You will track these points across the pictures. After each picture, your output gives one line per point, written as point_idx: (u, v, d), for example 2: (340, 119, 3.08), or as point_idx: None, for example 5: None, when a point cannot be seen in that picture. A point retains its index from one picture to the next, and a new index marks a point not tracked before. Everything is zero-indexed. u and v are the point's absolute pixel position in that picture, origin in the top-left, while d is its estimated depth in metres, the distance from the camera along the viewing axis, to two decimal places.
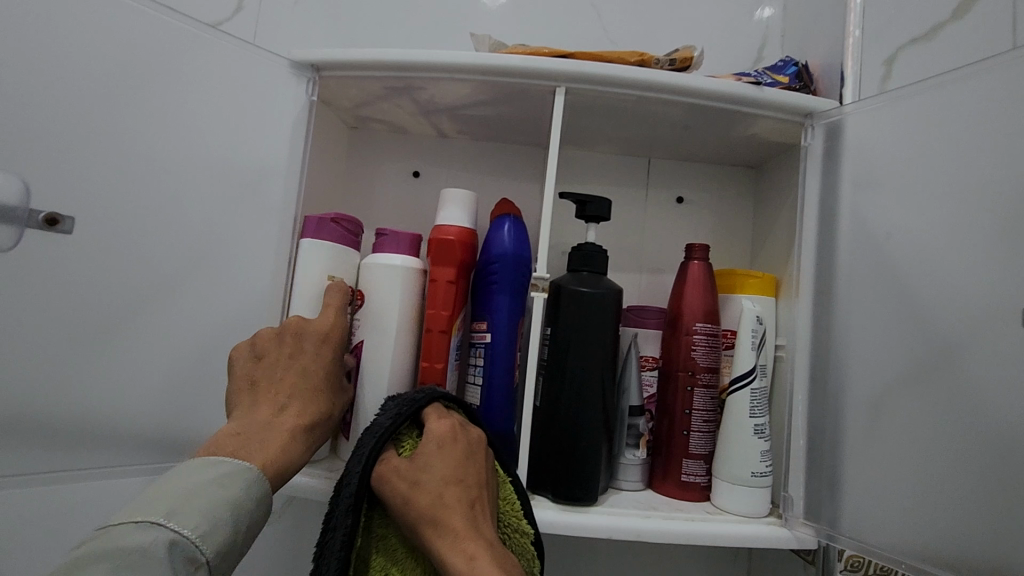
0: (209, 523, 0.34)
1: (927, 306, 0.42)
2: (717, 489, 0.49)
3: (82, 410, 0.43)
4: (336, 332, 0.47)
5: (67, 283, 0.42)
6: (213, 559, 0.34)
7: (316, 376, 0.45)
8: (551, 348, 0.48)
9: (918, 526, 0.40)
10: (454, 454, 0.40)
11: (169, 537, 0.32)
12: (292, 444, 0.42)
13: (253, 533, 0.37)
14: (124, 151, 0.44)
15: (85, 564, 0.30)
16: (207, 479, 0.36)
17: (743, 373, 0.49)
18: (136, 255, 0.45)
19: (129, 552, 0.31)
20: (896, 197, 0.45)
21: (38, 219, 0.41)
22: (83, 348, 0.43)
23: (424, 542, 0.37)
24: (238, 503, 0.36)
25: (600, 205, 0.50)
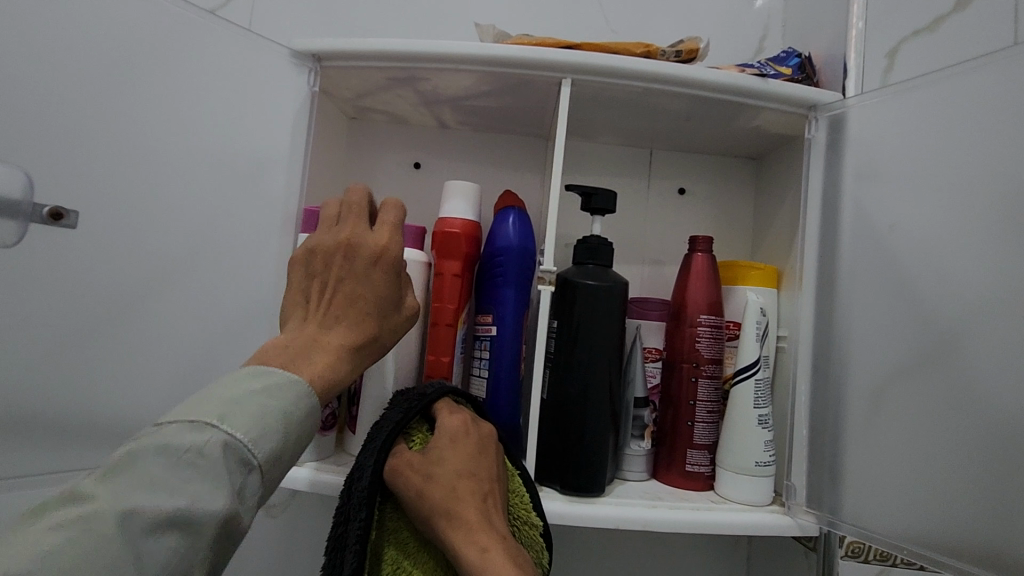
0: (262, 428, 0.32)
1: (929, 297, 0.43)
2: (721, 478, 0.50)
3: (86, 406, 0.42)
4: (394, 250, 0.42)
5: (68, 278, 0.41)
6: (267, 464, 0.32)
7: (370, 296, 0.41)
8: (558, 341, 0.48)
9: (918, 512, 0.41)
10: (467, 448, 0.41)
11: (223, 439, 0.30)
12: (337, 365, 0.38)
13: (305, 440, 0.35)
14: (123, 143, 0.43)
15: (141, 458, 0.29)
16: (252, 388, 0.33)
17: (747, 364, 0.50)
18: (137, 250, 0.44)
19: (184, 452, 0.29)
20: (898, 189, 0.45)
21: (43, 214, 0.40)
22: (85, 344, 0.42)
23: (438, 535, 0.38)
24: (288, 412, 0.34)
25: (607, 198, 0.50)
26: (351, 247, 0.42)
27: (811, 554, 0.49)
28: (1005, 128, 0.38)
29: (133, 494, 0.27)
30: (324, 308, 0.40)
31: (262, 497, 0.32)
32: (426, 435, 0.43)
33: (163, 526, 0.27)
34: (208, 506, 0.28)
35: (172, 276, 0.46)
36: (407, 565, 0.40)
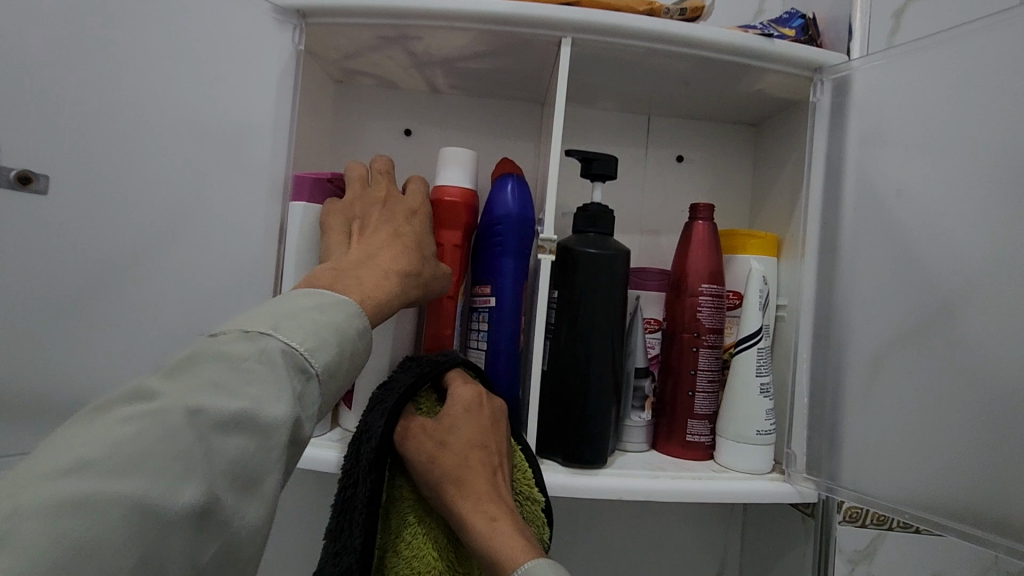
0: (316, 338, 0.31)
1: (932, 262, 0.42)
2: (721, 447, 0.50)
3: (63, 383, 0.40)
4: (425, 208, 0.47)
5: (41, 248, 0.39)
6: (324, 374, 0.31)
7: (410, 235, 0.43)
8: (558, 311, 0.47)
9: (916, 472, 0.41)
10: (480, 420, 0.40)
11: (280, 346, 0.30)
12: (387, 284, 0.39)
13: (359, 359, 0.35)
14: (86, 100, 0.40)
15: (203, 361, 0.28)
16: (309, 304, 0.33)
17: (750, 334, 0.49)
18: (113, 220, 0.42)
19: (242, 359, 0.28)
20: (903, 152, 0.45)
21: (9, 177, 0.38)
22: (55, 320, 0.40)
23: (445, 503, 0.37)
24: (342, 328, 0.33)
25: (606, 163, 0.48)
26: (387, 202, 0.46)
27: (808, 520, 0.50)
28: (1010, 84, 0.37)
29: (198, 392, 0.27)
30: (367, 244, 0.42)
31: (322, 407, 0.31)
32: (435, 401, 0.42)
33: (228, 425, 0.26)
34: (271, 410, 0.28)
35: (151, 245, 0.43)
36: (412, 531, 0.39)
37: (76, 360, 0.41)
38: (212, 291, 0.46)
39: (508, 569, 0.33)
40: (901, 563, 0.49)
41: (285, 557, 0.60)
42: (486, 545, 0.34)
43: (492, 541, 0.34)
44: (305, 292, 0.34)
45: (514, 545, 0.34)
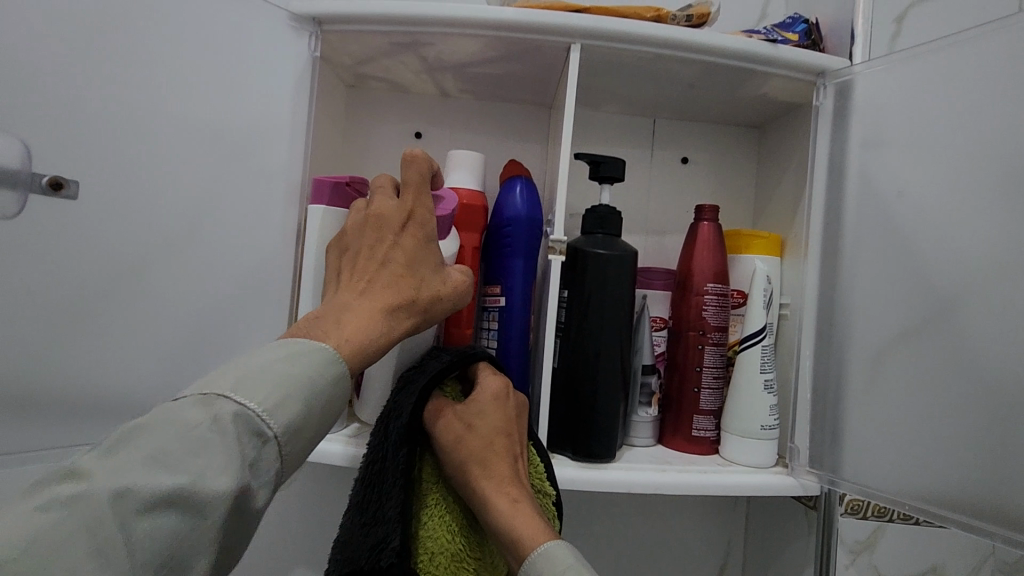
0: (277, 396, 0.31)
1: (932, 262, 0.43)
2: (726, 442, 0.51)
3: (83, 382, 0.41)
4: (418, 211, 0.42)
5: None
6: (283, 435, 0.31)
7: (398, 262, 0.41)
8: (568, 310, 0.48)
9: (916, 463, 0.42)
10: (506, 409, 0.41)
11: (234, 409, 0.29)
12: (371, 325, 0.38)
13: (334, 408, 0.35)
14: (20, 93, 0.37)
15: (145, 433, 0.28)
16: (274, 356, 0.33)
17: (754, 331, 0.51)
18: (90, 228, 0.41)
19: (190, 427, 0.28)
20: (902, 154, 0.46)
21: (42, 184, 0.38)
22: (76, 318, 0.40)
23: (468, 484, 0.38)
24: (310, 380, 0.33)
25: (615, 166, 0.49)
26: (378, 219, 0.42)
27: (810, 513, 0.51)
28: (1006, 88, 0.39)
29: (133, 470, 0.26)
30: (357, 277, 0.41)
31: (280, 469, 0.31)
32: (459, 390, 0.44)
33: (162, 504, 0.26)
34: (213, 484, 0.27)
35: (173, 246, 0.44)
36: (430, 513, 0.40)
37: (99, 358, 0.41)
38: (231, 290, 0.47)
39: (528, 548, 0.35)
40: (901, 554, 0.50)
41: (300, 550, 0.61)
42: (506, 525, 0.36)
43: (514, 521, 0.36)
44: (284, 344, 0.34)
45: (534, 526, 0.36)
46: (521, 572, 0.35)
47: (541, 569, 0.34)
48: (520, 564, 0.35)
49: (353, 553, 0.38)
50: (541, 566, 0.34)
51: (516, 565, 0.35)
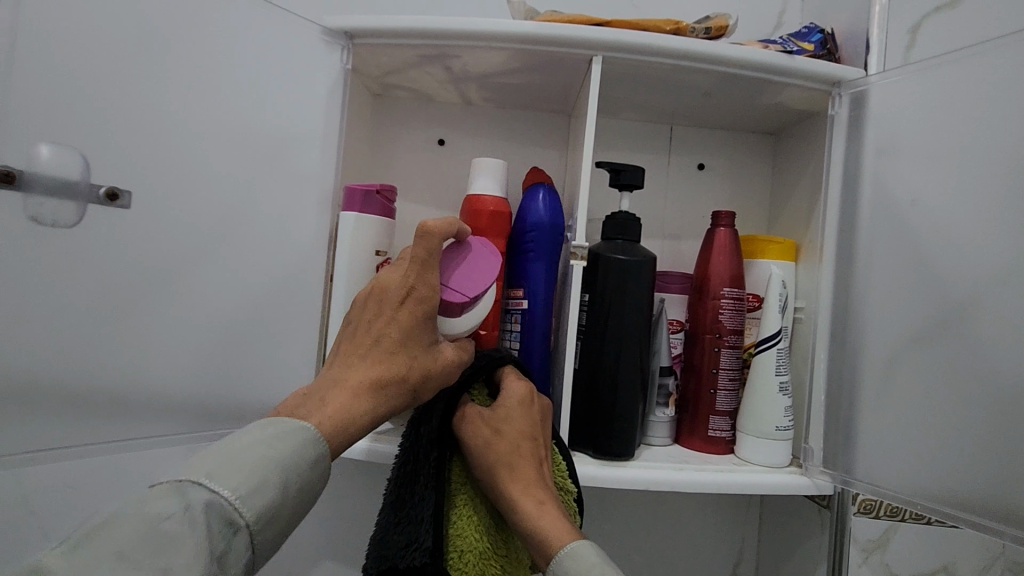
0: (253, 482, 0.31)
1: (944, 268, 0.45)
2: (741, 443, 0.53)
3: (127, 380, 0.43)
4: (418, 287, 0.41)
5: (42, 260, 0.39)
6: (255, 525, 0.30)
7: (392, 338, 0.40)
8: (589, 313, 0.50)
9: (929, 464, 0.44)
10: (531, 413, 0.43)
11: (206, 498, 0.29)
12: (356, 404, 0.37)
13: (314, 487, 0.34)
14: (74, 108, 0.40)
15: (113, 526, 0.28)
16: (256, 437, 0.33)
17: (770, 334, 0.52)
18: (135, 233, 0.43)
19: (157, 519, 0.28)
20: (916, 162, 0.47)
21: (99, 194, 0.41)
22: (121, 319, 0.43)
23: (495, 485, 0.40)
24: (289, 461, 0.33)
25: (634, 174, 0.51)
26: (379, 293, 0.41)
27: (823, 511, 0.52)
28: (1015, 100, 0.40)
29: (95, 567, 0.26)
30: (352, 349, 0.40)
31: (252, 558, 0.31)
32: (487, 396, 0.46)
33: None
34: None
35: (211, 251, 0.47)
36: (458, 513, 0.42)
37: (142, 357, 0.44)
38: (266, 293, 0.49)
39: (554, 547, 0.36)
40: (914, 554, 0.51)
41: (327, 542, 0.64)
42: (533, 525, 0.38)
43: (540, 521, 0.38)
44: (271, 424, 0.34)
45: (559, 526, 0.37)
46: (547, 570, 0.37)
47: (568, 565, 0.35)
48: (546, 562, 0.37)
49: (389, 550, 0.41)
50: (567, 564, 0.35)
51: (542, 563, 0.37)
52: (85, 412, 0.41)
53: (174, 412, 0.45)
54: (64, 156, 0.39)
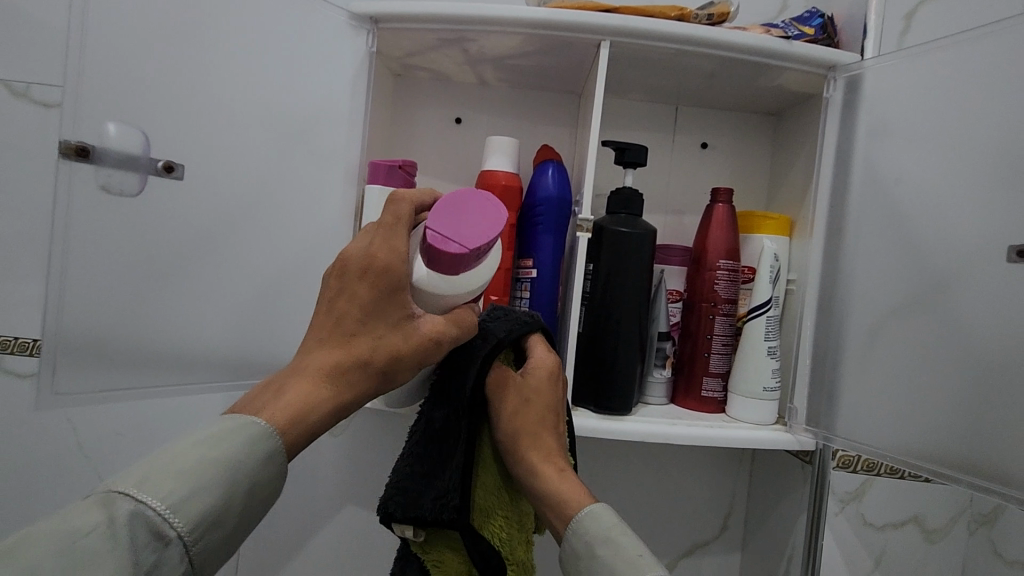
0: (187, 490, 0.30)
1: (926, 242, 0.48)
2: (732, 402, 0.57)
3: (174, 334, 0.48)
4: (381, 259, 0.39)
5: (109, 227, 0.44)
6: (191, 535, 0.30)
7: (352, 317, 0.39)
8: (593, 282, 0.54)
9: (904, 422, 0.48)
10: (554, 387, 0.47)
11: (134, 508, 0.29)
12: (314, 393, 0.37)
13: (272, 485, 0.35)
14: (134, 90, 0.44)
15: (32, 538, 0.27)
16: (197, 438, 0.33)
17: (760, 304, 0.56)
18: (186, 203, 0.48)
19: (79, 533, 0.27)
20: (906, 144, 0.50)
21: (157, 166, 0.46)
22: (170, 281, 0.48)
23: (519, 453, 0.44)
24: (233, 463, 0.33)
25: (638, 152, 0.55)
26: (341, 270, 0.40)
27: (806, 466, 0.57)
28: (998, 86, 0.43)
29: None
30: (315, 334, 0.40)
31: (185, 569, 0.30)
32: (512, 362, 0.49)
33: None
34: None
35: (250, 219, 0.51)
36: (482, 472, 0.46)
37: (191, 315, 0.49)
38: (297, 259, 0.54)
39: (572, 511, 0.41)
40: (888, 504, 0.55)
41: (348, 487, 0.70)
42: (554, 493, 0.42)
43: (560, 487, 0.42)
44: (226, 419, 0.35)
45: (577, 496, 0.42)
46: (562, 531, 0.41)
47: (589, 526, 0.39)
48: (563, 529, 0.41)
49: (418, 501, 0.45)
50: (586, 524, 0.39)
51: (559, 525, 0.41)
52: (143, 360, 0.47)
53: (216, 363, 0.51)
54: (125, 133, 0.44)
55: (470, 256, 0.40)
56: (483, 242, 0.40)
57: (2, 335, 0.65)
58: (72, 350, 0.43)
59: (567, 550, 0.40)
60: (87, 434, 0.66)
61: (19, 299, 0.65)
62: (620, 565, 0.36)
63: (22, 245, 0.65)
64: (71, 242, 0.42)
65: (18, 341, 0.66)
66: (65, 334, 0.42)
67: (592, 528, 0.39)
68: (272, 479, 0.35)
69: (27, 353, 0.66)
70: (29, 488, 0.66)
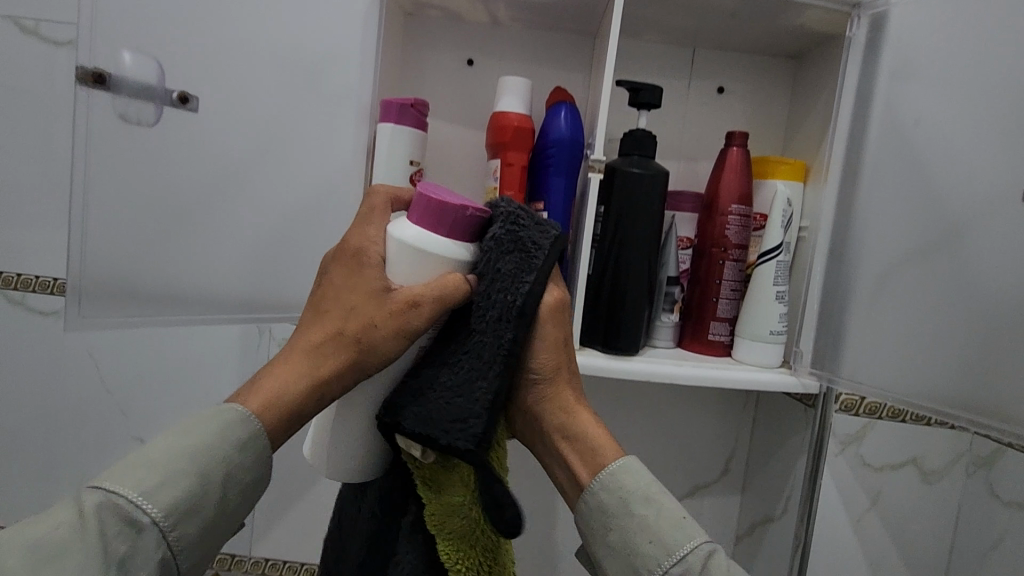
0: (157, 479, 0.32)
1: (941, 185, 0.47)
2: (738, 346, 0.58)
3: (188, 271, 0.49)
4: (351, 243, 0.41)
5: (130, 164, 0.44)
6: (165, 520, 0.32)
7: (329, 302, 0.40)
8: (604, 224, 0.54)
9: (904, 366, 0.48)
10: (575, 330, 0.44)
11: (109, 500, 0.31)
12: (293, 372, 0.38)
13: (258, 461, 0.36)
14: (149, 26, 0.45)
15: (16, 538, 0.30)
16: (171, 430, 0.35)
17: (771, 248, 0.56)
18: (201, 140, 0.49)
19: (56, 529, 0.30)
20: (927, 84, 0.49)
21: (173, 97, 0.46)
22: (182, 218, 0.48)
23: (554, 392, 0.41)
24: (204, 447, 0.34)
25: (653, 93, 0.54)
26: (323, 268, 0.42)
27: (809, 410, 0.58)
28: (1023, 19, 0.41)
29: None
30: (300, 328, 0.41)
31: (166, 552, 0.32)
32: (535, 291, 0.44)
33: None
34: None
35: (264, 159, 0.52)
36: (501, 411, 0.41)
37: (204, 254, 0.50)
38: (307, 199, 0.55)
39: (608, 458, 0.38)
40: (886, 447, 0.57)
41: None
42: (591, 440, 0.39)
43: (597, 433, 0.40)
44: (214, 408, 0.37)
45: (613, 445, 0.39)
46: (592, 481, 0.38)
47: (622, 481, 0.37)
48: (586, 477, 0.38)
49: (431, 417, 0.39)
50: (628, 476, 0.37)
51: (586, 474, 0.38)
52: (159, 295, 0.47)
53: (226, 299, 0.51)
54: (142, 63, 0.44)
55: (449, 221, 0.39)
56: (458, 204, 0.39)
57: (24, 274, 0.67)
58: (96, 292, 0.42)
59: (589, 504, 0.37)
60: (107, 372, 0.69)
61: (41, 239, 0.67)
62: (660, 525, 0.35)
63: (43, 184, 0.67)
64: (92, 169, 0.41)
65: (40, 280, 0.68)
66: (88, 269, 0.42)
67: (631, 486, 0.36)
68: (253, 452, 0.36)
69: (49, 292, 0.68)
70: (54, 418, 0.69)
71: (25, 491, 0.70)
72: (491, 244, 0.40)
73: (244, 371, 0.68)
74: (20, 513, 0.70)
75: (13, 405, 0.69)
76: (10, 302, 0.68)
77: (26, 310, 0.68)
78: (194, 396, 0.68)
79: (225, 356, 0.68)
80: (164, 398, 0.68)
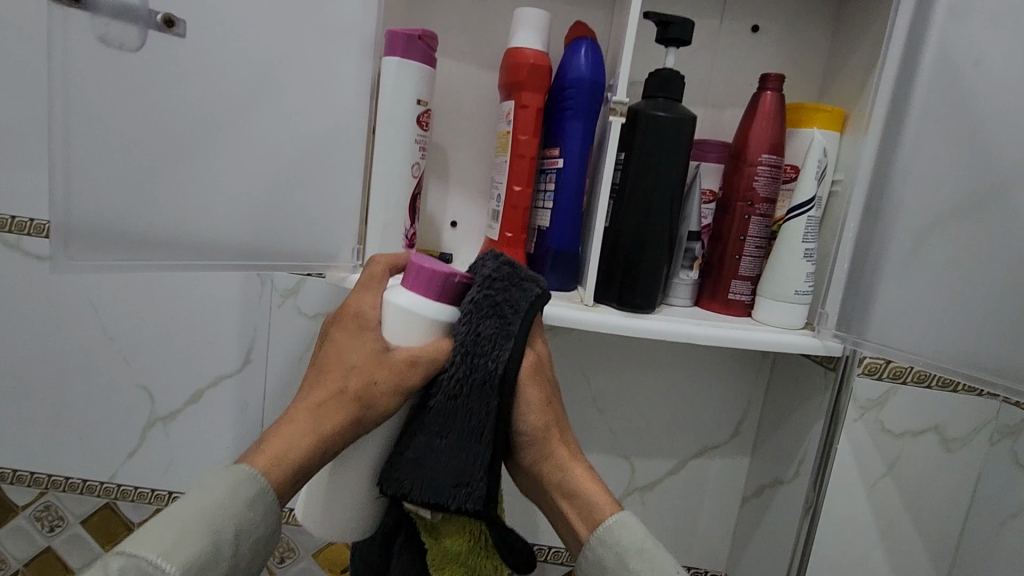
0: (176, 538, 0.34)
1: (995, 136, 0.43)
2: (759, 305, 0.55)
3: (177, 221, 0.45)
4: (349, 308, 0.43)
5: (109, 96, 0.40)
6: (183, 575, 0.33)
7: (329, 362, 0.42)
8: (623, 173, 0.51)
9: (935, 332, 0.45)
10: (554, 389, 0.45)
11: (130, 562, 0.33)
12: (296, 430, 0.40)
13: (263, 517, 0.38)
14: None
15: None
16: (185, 496, 0.36)
17: (803, 202, 0.53)
18: (189, 71, 0.44)
19: None
20: (988, 21, 0.44)
21: (157, 20, 0.42)
22: (163, 155, 0.44)
23: (544, 452, 0.43)
24: (218, 506, 0.36)
25: (683, 28, 0.49)
26: (325, 332, 0.45)
27: (829, 373, 0.56)
28: None
29: None
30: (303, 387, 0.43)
31: None
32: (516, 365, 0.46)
33: None
34: None
35: (260, 95, 0.49)
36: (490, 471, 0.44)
37: (199, 199, 0.46)
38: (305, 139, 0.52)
39: (601, 515, 0.41)
40: (909, 414, 0.55)
41: None
42: (583, 495, 0.42)
43: (588, 491, 0.42)
44: (225, 470, 0.38)
45: (603, 500, 0.42)
46: (589, 535, 0.41)
47: (619, 535, 0.40)
48: (582, 531, 0.41)
49: (429, 484, 0.42)
50: (621, 532, 0.40)
51: (583, 528, 0.41)
52: (153, 242, 0.44)
53: (223, 246, 0.48)
54: None
55: (437, 285, 0.42)
56: (445, 271, 0.42)
57: (18, 216, 0.65)
58: (82, 233, 0.40)
59: (588, 557, 0.40)
60: (108, 320, 0.67)
61: (34, 180, 0.64)
62: None
63: (33, 121, 0.63)
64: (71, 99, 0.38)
65: (35, 223, 0.65)
66: (74, 210, 0.39)
67: (626, 540, 0.39)
68: (261, 510, 0.38)
69: (44, 236, 0.66)
70: (57, 365, 0.68)
71: (30, 438, 0.70)
72: (470, 307, 0.41)
73: (248, 320, 0.66)
74: (29, 457, 0.70)
75: (14, 352, 0.68)
76: (6, 245, 0.66)
77: (23, 254, 0.66)
78: (198, 345, 0.67)
79: (228, 304, 0.66)
80: (168, 347, 0.67)
